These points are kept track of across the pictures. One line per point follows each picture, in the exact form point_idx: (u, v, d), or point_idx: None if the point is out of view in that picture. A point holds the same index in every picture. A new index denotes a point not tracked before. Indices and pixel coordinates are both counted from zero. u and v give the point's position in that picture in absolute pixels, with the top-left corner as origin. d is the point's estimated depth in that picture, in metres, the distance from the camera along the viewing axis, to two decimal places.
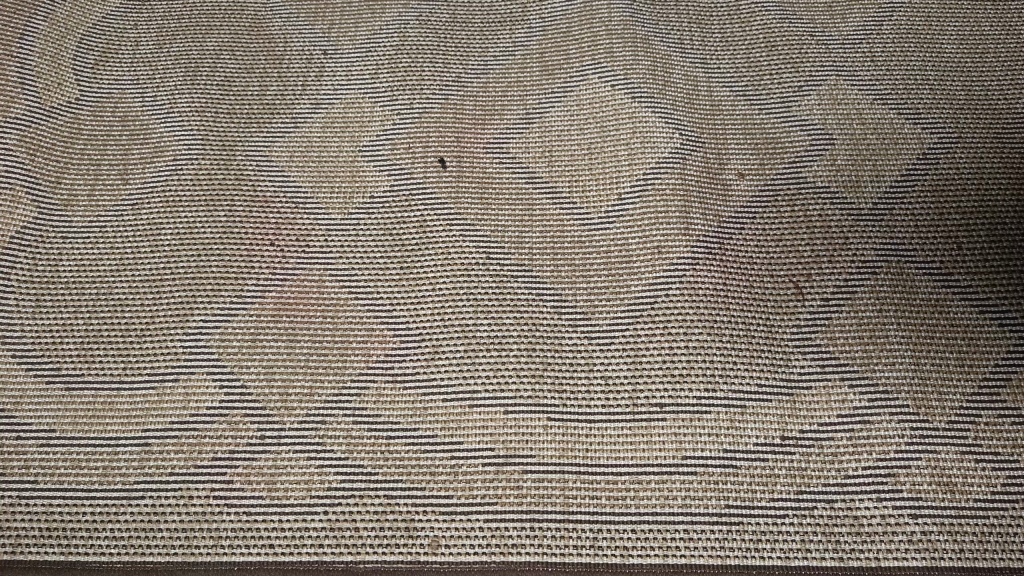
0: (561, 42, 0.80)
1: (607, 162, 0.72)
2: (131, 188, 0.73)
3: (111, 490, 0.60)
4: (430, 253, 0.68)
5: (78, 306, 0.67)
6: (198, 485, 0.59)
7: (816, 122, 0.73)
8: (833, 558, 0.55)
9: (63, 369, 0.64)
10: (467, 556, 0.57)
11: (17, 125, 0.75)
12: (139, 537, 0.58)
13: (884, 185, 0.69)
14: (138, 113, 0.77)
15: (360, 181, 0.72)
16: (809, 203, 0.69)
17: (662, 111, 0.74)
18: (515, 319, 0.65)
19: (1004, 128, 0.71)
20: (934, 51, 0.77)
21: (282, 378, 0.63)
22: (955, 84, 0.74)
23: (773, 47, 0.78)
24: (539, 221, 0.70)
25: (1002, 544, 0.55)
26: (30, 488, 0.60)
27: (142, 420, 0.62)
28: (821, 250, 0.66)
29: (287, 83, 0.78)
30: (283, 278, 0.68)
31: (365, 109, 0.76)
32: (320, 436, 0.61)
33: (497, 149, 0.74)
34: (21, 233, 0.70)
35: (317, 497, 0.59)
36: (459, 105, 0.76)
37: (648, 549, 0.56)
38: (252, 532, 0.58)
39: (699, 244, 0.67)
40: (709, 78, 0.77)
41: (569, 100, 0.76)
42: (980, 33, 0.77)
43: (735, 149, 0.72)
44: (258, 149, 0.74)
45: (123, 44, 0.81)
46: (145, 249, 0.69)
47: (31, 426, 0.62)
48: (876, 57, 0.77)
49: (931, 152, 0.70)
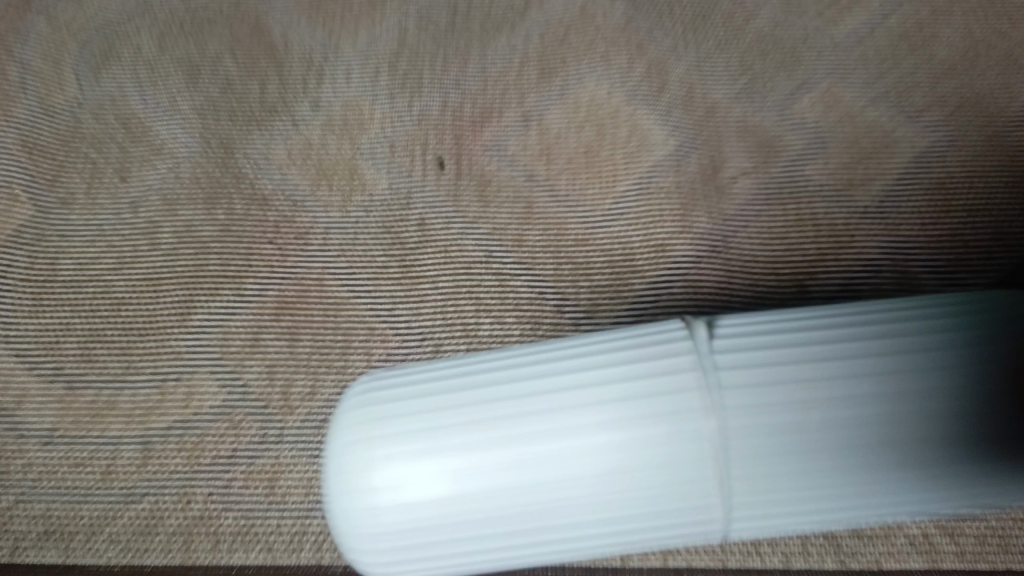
0: (559, 46, 0.80)
1: (606, 163, 0.72)
2: (131, 189, 0.73)
3: (110, 491, 0.59)
4: (430, 254, 0.68)
5: (76, 306, 0.67)
6: (198, 486, 0.59)
7: (813, 124, 0.74)
8: (833, 563, 0.55)
9: (61, 369, 0.64)
10: None
11: (18, 126, 0.76)
12: (138, 539, 0.57)
13: (881, 186, 0.70)
14: (139, 114, 0.77)
15: (361, 183, 0.72)
16: (807, 203, 0.69)
17: (660, 113, 0.75)
18: (518, 319, 0.65)
19: (997, 130, 0.72)
20: (926, 56, 0.78)
21: (282, 377, 0.63)
22: (948, 88, 0.75)
23: (769, 51, 0.79)
24: (539, 221, 0.70)
25: (1003, 541, 0.55)
26: (27, 489, 0.59)
27: (141, 420, 0.62)
28: (824, 248, 0.67)
29: (287, 87, 0.78)
30: (283, 279, 0.67)
31: (365, 112, 0.77)
32: (321, 435, 0.61)
33: (497, 151, 0.74)
34: (20, 233, 0.70)
35: (317, 498, 0.59)
36: (458, 107, 0.77)
37: None
38: (251, 533, 0.58)
39: (702, 243, 0.68)
40: (707, 81, 0.77)
41: (568, 103, 0.77)
42: (971, 38, 0.79)
43: (733, 151, 0.73)
44: (258, 151, 0.74)
45: (124, 47, 0.81)
46: (144, 249, 0.69)
47: (34, 425, 0.62)
48: (871, 61, 0.78)
49: (926, 154, 0.71)
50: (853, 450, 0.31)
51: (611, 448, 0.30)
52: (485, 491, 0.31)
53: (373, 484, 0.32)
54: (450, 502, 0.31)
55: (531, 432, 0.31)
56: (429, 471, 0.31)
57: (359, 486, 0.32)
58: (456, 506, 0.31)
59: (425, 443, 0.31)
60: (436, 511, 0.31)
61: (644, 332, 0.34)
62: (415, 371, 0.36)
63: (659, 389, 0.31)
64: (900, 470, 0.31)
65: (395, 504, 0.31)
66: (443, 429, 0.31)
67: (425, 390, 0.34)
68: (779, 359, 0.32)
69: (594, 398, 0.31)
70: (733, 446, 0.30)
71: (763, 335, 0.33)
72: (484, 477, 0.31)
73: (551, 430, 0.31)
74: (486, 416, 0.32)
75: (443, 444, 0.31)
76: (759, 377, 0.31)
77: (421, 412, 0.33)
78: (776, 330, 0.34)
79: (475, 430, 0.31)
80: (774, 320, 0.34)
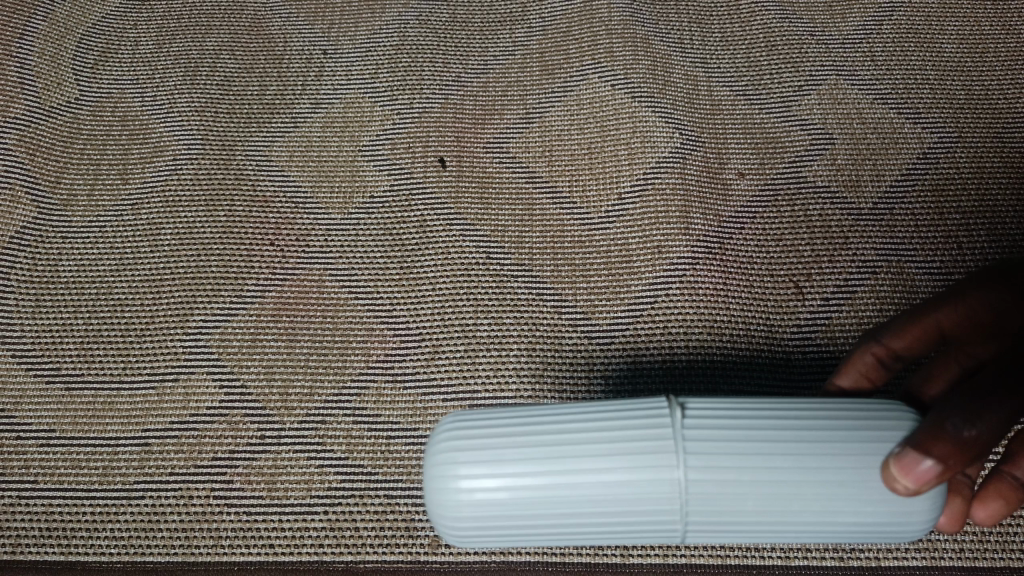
0: (561, 42, 0.79)
1: (607, 161, 0.72)
2: (130, 188, 0.73)
3: (111, 490, 0.60)
4: (429, 253, 0.68)
5: (77, 306, 0.67)
6: (198, 485, 0.60)
7: (816, 122, 0.73)
8: (833, 558, 0.56)
9: (62, 369, 0.64)
10: (468, 556, 0.57)
11: (17, 125, 0.76)
12: (139, 537, 0.58)
13: (884, 185, 0.69)
14: (138, 113, 0.77)
15: (360, 181, 0.72)
16: (809, 202, 0.69)
17: (662, 111, 0.74)
18: (515, 320, 0.65)
19: (1004, 128, 0.71)
20: (934, 52, 0.77)
21: (282, 378, 0.63)
22: (955, 84, 0.74)
23: (773, 47, 0.78)
24: (539, 221, 0.69)
25: (1002, 544, 0.55)
26: (29, 488, 0.60)
27: (142, 420, 0.62)
28: (821, 250, 0.66)
29: (287, 84, 0.78)
30: (283, 278, 0.68)
31: (365, 110, 0.76)
32: (320, 435, 0.61)
33: (497, 149, 0.74)
34: (21, 234, 0.70)
35: (317, 497, 0.59)
36: (458, 104, 0.76)
37: (648, 549, 0.56)
38: (252, 532, 0.58)
39: (699, 244, 0.67)
40: (709, 78, 0.77)
41: (569, 100, 0.76)
42: (979, 33, 0.77)
43: (735, 149, 0.72)
44: (258, 149, 0.74)
45: (123, 44, 0.81)
46: (144, 249, 0.69)
47: (31, 426, 0.62)
48: (876, 57, 0.77)
49: (931, 152, 0.70)
50: (796, 498, 0.40)
51: (622, 486, 0.40)
52: (535, 506, 0.41)
53: (454, 497, 0.41)
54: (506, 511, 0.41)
55: (569, 470, 0.40)
56: (492, 490, 0.40)
57: (438, 495, 0.42)
58: (512, 513, 0.41)
59: (492, 470, 0.40)
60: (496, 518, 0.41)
61: (643, 404, 0.42)
62: (486, 409, 0.44)
63: (665, 447, 0.40)
64: (836, 512, 0.40)
65: (474, 507, 0.41)
66: (504, 463, 0.40)
67: (492, 430, 0.42)
68: (739, 440, 0.40)
69: (615, 450, 0.40)
70: (700, 494, 0.40)
71: (732, 416, 0.41)
72: (534, 496, 0.40)
73: (581, 470, 0.40)
74: (537, 459, 0.40)
75: (505, 473, 0.40)
76: (720, 453, 0.40)
77: (490, 446, 0.41)
78: (747, 416, 0.41)
79: (529, 466, 0.40)
80: (743, 407, 0.42)
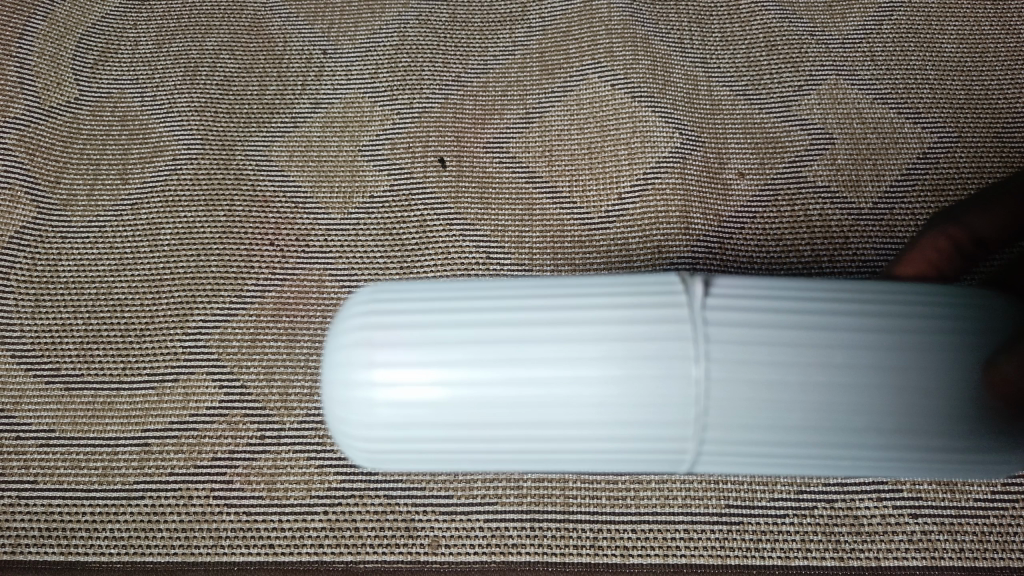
0: (561, 42, 0.79)
1: (607, 161, 0.72)
2: (130, 188, 0.72)
3: (111, 490, 0.59)
4: (429, 253, 0.68)
5: (77, 306, 0.67)
6: (198, 485, 0.59)
7: (816, 122, 0.73)
8: (833, 558, 0.55)
9: (62, 369, 0.64)
10: (468, 556, 0.57)
11: (17, 125, 0.76)
12: (139, 537, 0.58)
13: (884, 185, 0.69)
14: (138, 113, 0.77)
15: (360, 181, 0.72)
16: (809, 202, 0.69)
17: (662, 110, 0.74)
18: None
19: (1004, 128, 0.71)
20: (934, 52, 0.77)
21: (282, 378, 0.63)
22: (955, 84, 0.74)
23: (773, 47, 0.78)
24: (539, 221, 0.69)
25: (1002, 544, 0.55)
26: (29, 488, 0.60)
27: (142, 420, 0.62)
28: (821, 251, 0.66)
29: (286, 84, 0.78)
30: (282, 278, 0.67)
31: (365, 110, 0.76)
32: (320, 435, 0.61)
33: (497, 149, 0.74)
34: (21, 234, 0.70)
35: (317, 497, 0.59)
36: (458, 104, 0.76)
37: (648, 549, 0.56)
38: (251, 532, 0.58)
39: (699, 244, 0.67)
40: (709, 78, 0.77)
41: (569, 100, 0.76)
42: (979, 33, 0.77)
43: (735, 149, 0.72)
44: (257, 149, 0.74)
45: (123, 44, 0.81)
46: (144, 249, 0.69)
47: (31, 426, 0.62)
48: (876, 57, 0.77)
49: (931, 151, 0.70)
50: (872, 407, 0.31)
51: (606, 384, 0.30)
52: (473, 405, 0.31)
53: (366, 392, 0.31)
54: (437, 412, 0.31)
55: (528, 359, 0.30)
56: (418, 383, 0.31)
57: (348, 393, 0.32)
58: (448, 419, 0.31)
59: (424, 357, 0.31)
60: (424, 421, 0.31)
61: (644, 281, 0.33)
62: (421, 286, 0.34)
63: (665, 331, 0.31)
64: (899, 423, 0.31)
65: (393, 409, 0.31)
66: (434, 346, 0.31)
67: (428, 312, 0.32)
68: (781, 324, 0.31)
69: (593, 334, 0.30)
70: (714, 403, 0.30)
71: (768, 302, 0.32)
72: (480, 394, 0.30)
73: (546, 359, 0.30)
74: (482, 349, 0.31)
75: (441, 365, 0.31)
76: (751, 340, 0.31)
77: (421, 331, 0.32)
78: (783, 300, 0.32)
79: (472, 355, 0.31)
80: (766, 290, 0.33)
